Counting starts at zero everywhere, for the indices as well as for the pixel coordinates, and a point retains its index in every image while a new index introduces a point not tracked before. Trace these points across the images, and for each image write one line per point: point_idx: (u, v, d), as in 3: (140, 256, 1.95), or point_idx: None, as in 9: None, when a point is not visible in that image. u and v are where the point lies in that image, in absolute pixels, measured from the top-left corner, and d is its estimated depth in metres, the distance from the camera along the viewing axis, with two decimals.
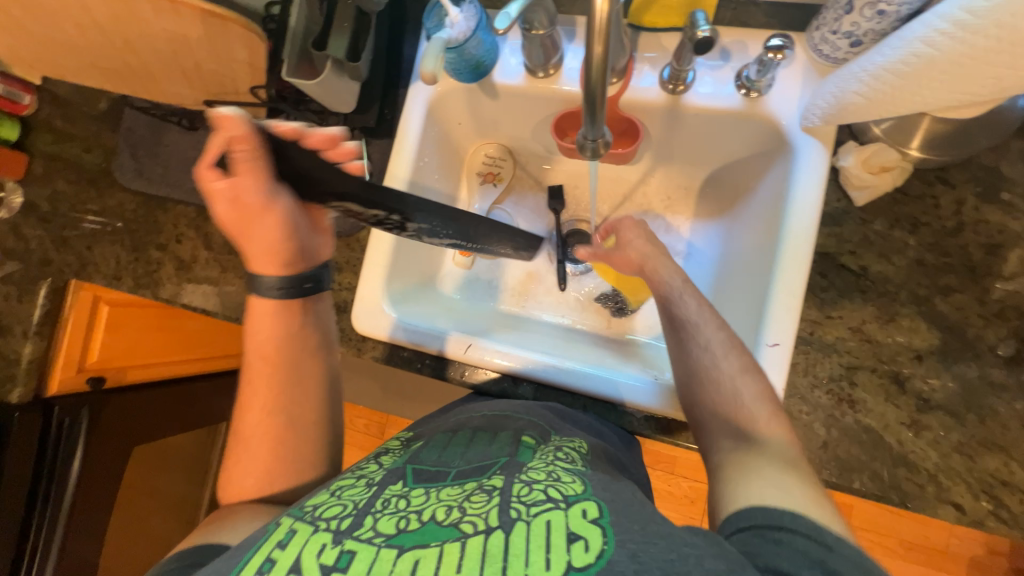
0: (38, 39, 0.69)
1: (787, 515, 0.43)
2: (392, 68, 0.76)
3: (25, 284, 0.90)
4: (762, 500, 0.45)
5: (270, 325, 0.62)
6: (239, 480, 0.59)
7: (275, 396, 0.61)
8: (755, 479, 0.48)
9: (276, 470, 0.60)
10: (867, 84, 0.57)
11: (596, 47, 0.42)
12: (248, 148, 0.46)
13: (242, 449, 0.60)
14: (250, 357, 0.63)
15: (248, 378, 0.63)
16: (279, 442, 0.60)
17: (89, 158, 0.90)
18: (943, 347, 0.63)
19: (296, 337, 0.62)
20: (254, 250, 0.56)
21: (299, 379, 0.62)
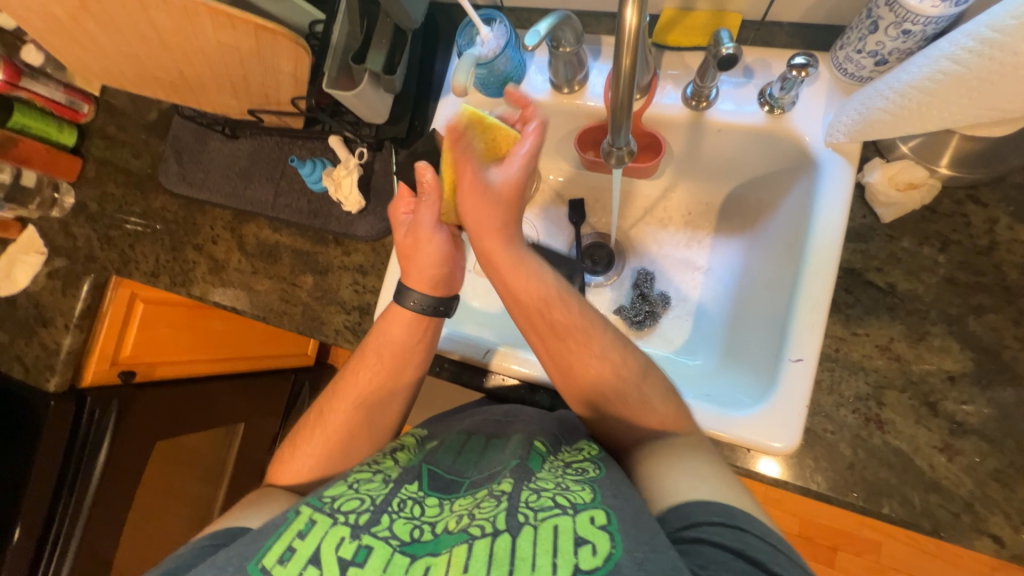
0: (104, 52, 0.75)
1: (699, 509, 0.45)
2: (424, 83, 0.80)
3: (71, 278, 0.95)
4: (675, 500, 0.47)
5: (400, 332, 0.67)
6: (303, 453, 0.66)
7: (372, 393, 0.67)
8: (665, 479, 0.50)
9: (333, 461, 0.65)
10: (893, 101, 0.57)
11: (624, 59, 0.44)
12: (432, 191, 0.67)
13: (321, 427, 0.66)
14: (368, 347, 0.68)
15: (359, 365, 0.68)
16: (349, 435, 0.66)
17: (137, 163, 0.96)
18: (977, 370, 0.61)
19: (410, 348, 0.68)
20: (415, 272, 0.68)
21: (398, 386, 0.68)
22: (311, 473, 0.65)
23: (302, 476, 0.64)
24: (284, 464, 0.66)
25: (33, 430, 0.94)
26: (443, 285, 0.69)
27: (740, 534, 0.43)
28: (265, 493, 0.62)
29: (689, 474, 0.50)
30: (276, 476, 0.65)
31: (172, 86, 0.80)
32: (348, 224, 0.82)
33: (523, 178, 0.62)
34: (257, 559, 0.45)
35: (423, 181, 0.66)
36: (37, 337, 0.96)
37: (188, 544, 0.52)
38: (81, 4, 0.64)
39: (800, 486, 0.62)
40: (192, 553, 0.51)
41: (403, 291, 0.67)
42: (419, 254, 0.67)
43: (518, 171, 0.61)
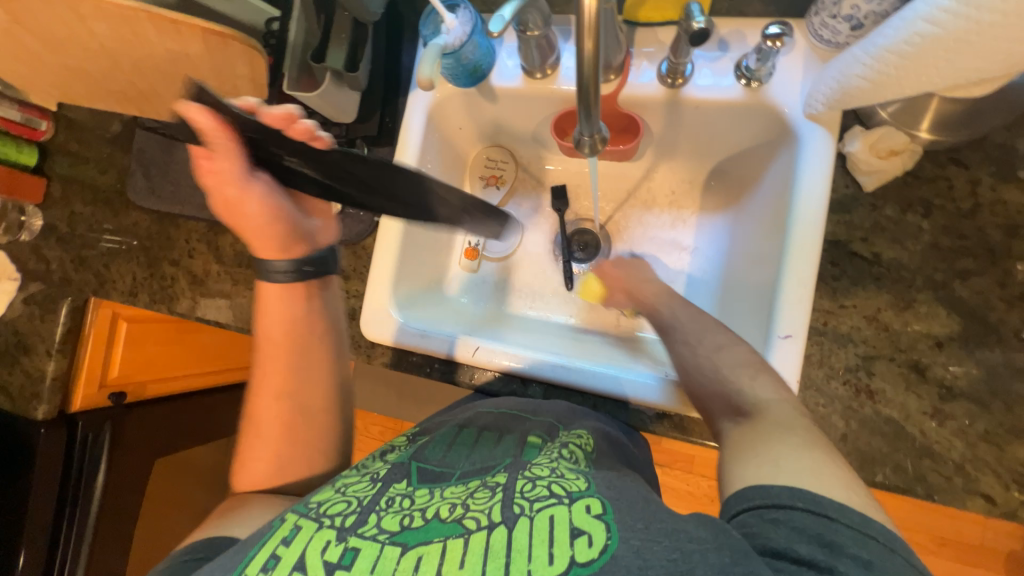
0: (50, 67, 0.72)
1: (787, 492, 0.42)
2: (391, 77, 0.77)
3: (47, 303, 0.93)
4: (761, 478, 0.44)
5: (285, 308, 0.64)
6: (253, 459, 0.63)
7: (287, 377, 0.64)
8: (753, 455, 0.47)
9: (287, 455, 0.62)
10: (870, 67, 0.56)
11: (585, 43, 0.42)
12: (222, 139, 0.51)
13: (255, 428, 0.63)
14: (262, 336, 0.66)
15: (262, 357, 0.65)
16: (288, 425, 0.63)
17: (104, 179, 0.93)
18: (964, 333, 0.61)
19: (303, 320, 0.65)
20: (254, 237, 0.62)
21: (308, 362, 0.66)
22: (270, 473, 0.62)
23: (262, 479, 0.61)
24: (237, 474, 0.62)
25: (24, 460, 0.93)
26: (292, 244, 0.63)
27: (829, 522, 0.40)
28: (235, 501, 0.59)
29: (785, 454, 0.46)
30: (236, 485, 0.62)
31: (128, 97, 0.77)
32: None
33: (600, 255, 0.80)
34: (240, 571, 0.44)
35: (202, 128, 0.49)
36: (19, 365, 0.93)
37: (167, 561, 0.51)
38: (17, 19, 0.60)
39: None
40: (175, 567, 0.50)
41: (264, 263, 0.65)
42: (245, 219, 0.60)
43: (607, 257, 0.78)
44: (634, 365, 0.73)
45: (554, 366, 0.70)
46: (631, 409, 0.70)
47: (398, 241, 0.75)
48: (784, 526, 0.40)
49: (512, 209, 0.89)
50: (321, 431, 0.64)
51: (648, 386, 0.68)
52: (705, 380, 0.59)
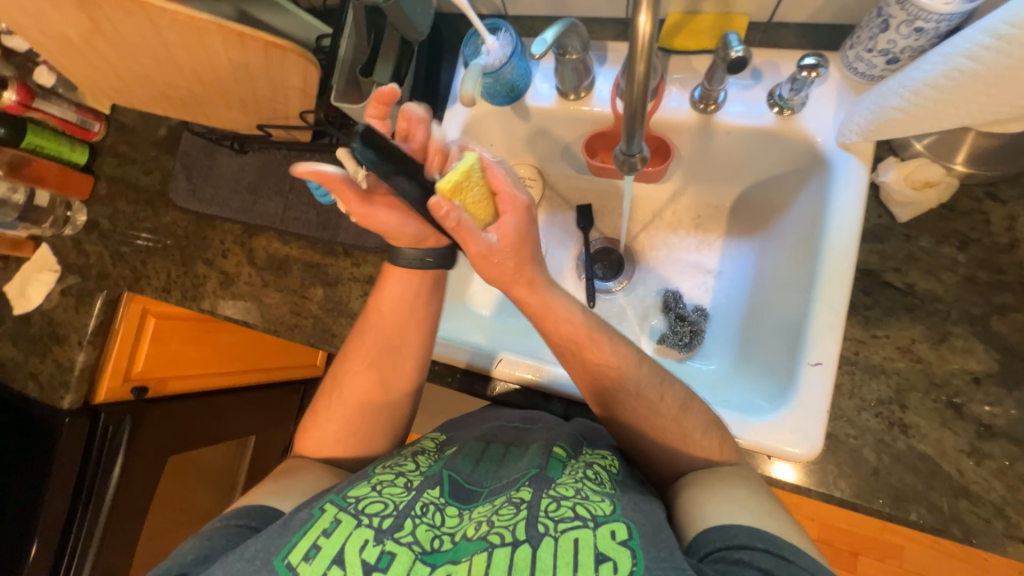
0: (115, 73, 0.76)
1: (745, 533, 0.46)
2: (430, 94, 0.80)
3: (83, 295, 0.96)
4: (721, 519, 0.48)
5: (398, 291, 0.66)
6: (325, 419, 0.68)
7: (379, 357, 0.68)
8: (711, 496, 0.51)
9: (352, 429, 0.67)
10: (906, 100, 0.56)
11: (638, 66, 0.43)
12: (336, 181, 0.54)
13: (338, 392, 0.68)
14: (369, 311, 0.68)
15: (365, 331, 0.68)
16: (365, 401, 0.68)
17: (148, 179, 0.97)
18: (1003, 370, 0.59)
19: (412, 316, 0.67)
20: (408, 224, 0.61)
21: (403, 346, 0.68)
22: (333, 439, 0.67)
23: (328, 443, 0.67)
24: (309, 430, 0.68)
25: (47, 448, 0.94)
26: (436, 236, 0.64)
27: (784, 565, 0.44)
28: (297, 463, 0.65)
29: (739, 497, 0.51)
30: (302, 443, 0.69)
31: (182, 104, 0.81)
32: (357, 236, 0.82)
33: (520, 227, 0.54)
34: (282, 557, 0.45)
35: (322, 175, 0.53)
36: (51, 354, 0.96)
37: (222, 521, 0.54)
38: (93, 27, 0.65)
39: (823, 493, 0.61)
40: (226, 534, 0.52)
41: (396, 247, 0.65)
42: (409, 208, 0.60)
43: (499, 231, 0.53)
44: None
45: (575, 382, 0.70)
46: None
47: None
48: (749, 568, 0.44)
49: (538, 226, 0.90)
50: (388, 407, 0.69)
51: None
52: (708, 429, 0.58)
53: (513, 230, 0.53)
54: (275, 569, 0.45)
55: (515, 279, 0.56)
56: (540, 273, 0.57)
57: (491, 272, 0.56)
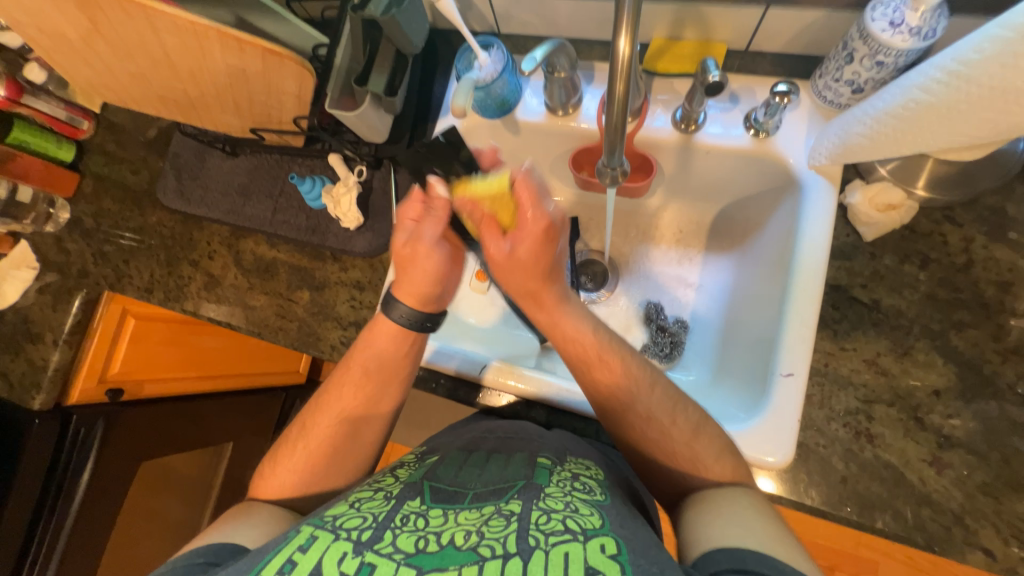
0: (110, 72, 0.77)
1: (753, 558, 0.46)
2: (423, 105, 0.83)
3: (62, 293, 0.94)
4: (729, 541, 0.48)
5: (387, 343, 0.66)
6: (286, 467, 0.65)
7: (355, 409, 0.66)
8: (720, 520, 0.51)
9: (316, 475, 0.65)
10: (870, 126, 0.60)
11: (618, 85, 0.46)
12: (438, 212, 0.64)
13: (304, 441, 0.65)
14: (349, 361, 0.67)
15: (343, 377, 0.67)
16: (335, 451, 0.65)
17: (135, 178, 0.97)
18: (961, 384, 0.63)
19: (396, 361, 0.67)
20: (409, 283, 0.64)
21: (381, 398, 0.67)
22: (294, 488, 0.64)
23: (289, 489, 0.64)
24: (267, 478, 0.65)
25: (13, 451, 0.91)
26: (432, 302, 0.66)
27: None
28: (248, 507, 0.62)
29: (755, 522, 0.50)
30: (257, 489, 0.65)
31: (175, 105, 0.82)
32: (346, 240, 0.83)
33: (541, 229, 0.56)
34: (256, 573, 0.44)
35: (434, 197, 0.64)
36: (23, 353, 0.93)
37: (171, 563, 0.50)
38: (92, 26, 0.66)
39: (795, 501, 0.63)
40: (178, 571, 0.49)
41: (390, 301, 0.66)
42: (415, 272, 0.63)
43: (519, 248, 0.57)
44: None
45: (560, 390, 0.71)
46: None
47: None
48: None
49: None
50: (356, 459, 0.67)
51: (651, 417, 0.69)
52: (681, 434, 0.60)
53: (523, 248, 0.57)
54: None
55: (528, 291, 0.60)
56: (559, 284, 0.60)
57: (515, 285, 0.60)
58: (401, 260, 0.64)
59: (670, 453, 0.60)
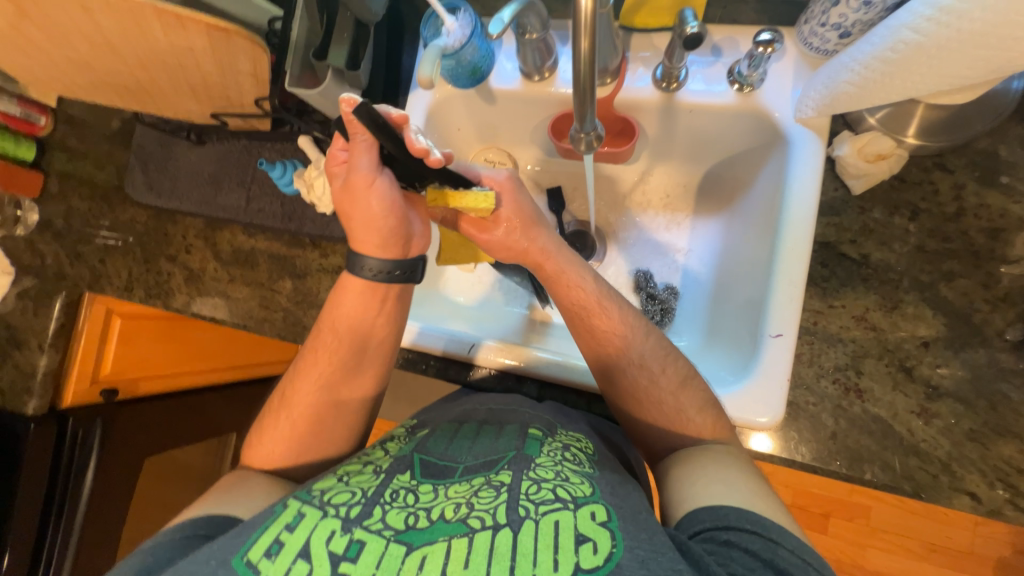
0: (55, 61, 0.72)
1: (734, 515, 0.47)
2: (391, 76, 0.78)
3: (41, 298, 0.91)
4: (710, 501, 0.49)
5: (354, 305, 0.65)
6: (271, 439, 0.65)
7: (333, 378, 0.66)
8: (699, 481, 0.52)
9: (304, 445, 0.65)
10: (857, 73, 0.57)
11: (582, 43, 0.43)
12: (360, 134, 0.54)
13: (286, 412, 0.65)
14: (323, 328, 0.67)
15: (319, 344, 0.67)
16: (317, 418, 0.65)
17: (102, 174, 0.92)
18: (950, 334, 0.62)
19: (367, 323, 0.66)
20: (358, 232, 0.62)
21: (362, 361, 0.67)
22: (281, 459, 0.64)
23: (276, 460, 0.64)
24: (254, 451, 0.65)
25: (12, 456, 0.91)
26: (394, 244, 0.63)
27: (772, 547, 0.44)
28: (242, 476, 0.61)
29: (737, 481, 0.51)
30: (250, 461, 0.65)
31: (130, 92, 0.78)
32: (323, 225, 0.80)
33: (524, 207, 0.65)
34: (242, 554, 0.44)
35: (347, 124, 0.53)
36: (10, 360, 0.91)
37: (167, 535, 0.51)
38: (22, 11, 0.61)
39: (785, 458, 0.63)
40: (168, 549, 0.49)
41: (356, 258, 0.64)
42: (357, 210, 0.59)
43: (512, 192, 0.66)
44: None
45: (549, 363, 0.71)
46: None
47: None
48: (734, 546, 0.45)
49: None
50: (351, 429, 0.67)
51: None
52: (668, 407, 0.61)
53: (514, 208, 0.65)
54: (235, 566, 0.43)
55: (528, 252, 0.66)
56: (544, 234, 0.66)
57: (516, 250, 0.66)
58: (353, 216, 0.60)
59: (660, 415, 0.61)
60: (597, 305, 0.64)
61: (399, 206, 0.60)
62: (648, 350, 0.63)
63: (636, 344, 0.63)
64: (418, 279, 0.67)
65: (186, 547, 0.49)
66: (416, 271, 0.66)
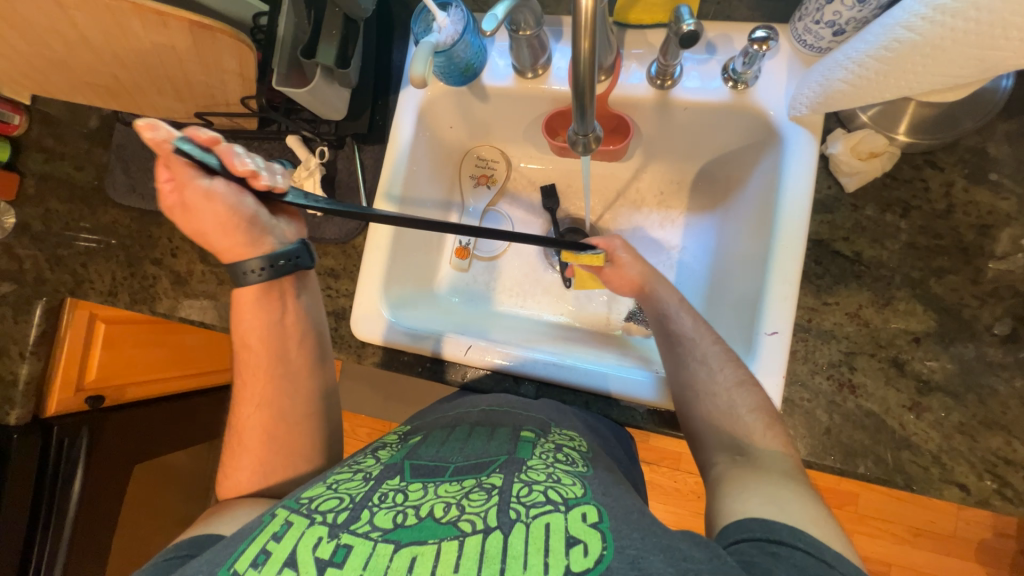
0: (29, 58, 0.69)
1: (787, 531, 0.44)
2: (382, 74, 0.77)
3: (20, 304, 0.87)
4: (762, 513, 0.47)
5: (257, 310, 0.63)
6: (236, 472, 0.61)
7: (267, 394, 0.63)
8: (751, 493, 0.50)
9: (272, 467, 0.61)
10: (851, 71, 0.58)
11: (583, 42, 0.42)
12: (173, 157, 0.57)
13: (240, 441, 0.62)
14: (239, 349, 0.65)
15: (242, 367, 0.65)
16: (273, 437, 0.62)
17: (80, 175, 0.89)
18: (940, 329, 0.63)
19: (281, 322, 0.64)
20: (218, 243, 0.62)
21: (286, 360, 0.64)
22: (251, 488, 0.60)
23: (248, 490, 0.60)
24: (222, 490, 0.61)
25: None
26: (255, 238, 0.62)
27: (823, 568, 0.42)
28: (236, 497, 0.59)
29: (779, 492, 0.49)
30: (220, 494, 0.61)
31: (109, 90, 0.75)
32: (314, 227, 0.78)
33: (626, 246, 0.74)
34: (228, 565, 0.43)
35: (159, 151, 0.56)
36: None
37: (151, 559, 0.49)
38: None
39: None
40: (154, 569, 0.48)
41: (236, 269, 0.62)
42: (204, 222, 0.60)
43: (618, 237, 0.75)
44: (627, 364, 0.74)
45: (546, 363, 0.71)
46: (619, 406, 0.71)
47: (389, 236, 0.75)
48: (783, 561, 0.42)
49: (503, 209, 0.89)
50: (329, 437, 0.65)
51: (640, 383, 0.69)
52: None
53: (624, 251, 0.74)
54: None
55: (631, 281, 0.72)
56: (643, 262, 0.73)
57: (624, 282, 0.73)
58: (208, 234, 0.62)
59: (681, 413, 0.62)
60: (676, 309, 0.68)
61: (246, 207, 0.61)
62: (701, 353, 0.63)
63: (700, 345, 0.64)
64: (307, 261, 0.65)
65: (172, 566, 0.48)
66: (303, 255, 0.64)
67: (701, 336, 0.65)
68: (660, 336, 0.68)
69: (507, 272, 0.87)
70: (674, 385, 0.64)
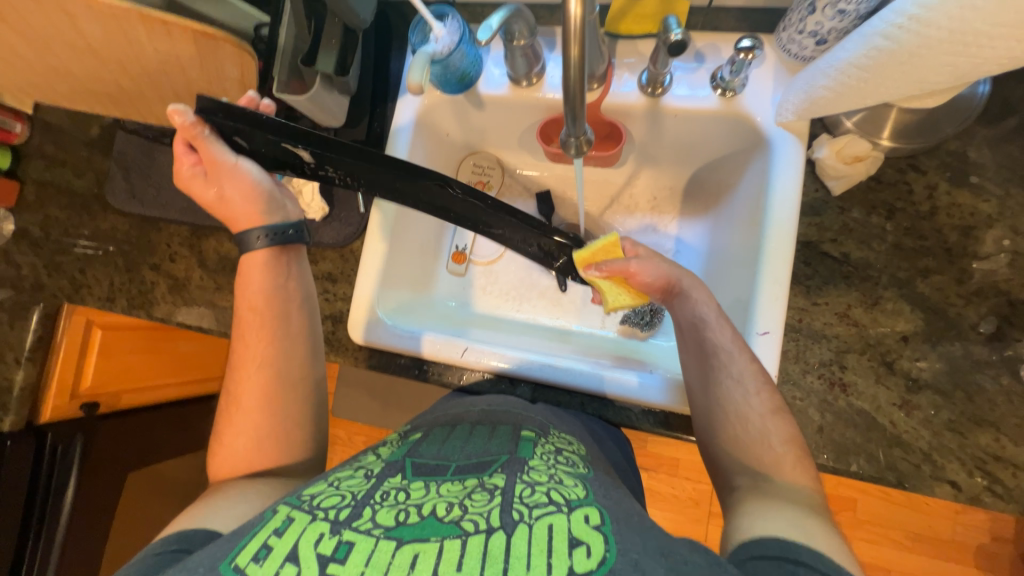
0: (33, 66, 0.71)
1: (807, 553, 0.43)
2: (380, 82, 0.79)
3: (17, 310, 0.87)
4: (778, 531, 0.46)
5: (258, 275, 0.64)
6: (235, 444, 0.61)
7: (266, 360, 0.63)
8: (771, 513, 0.48)
9: (270, 439, 0.61)
10: (834, 79, 0.60)
11: (572, 49, 0.44)
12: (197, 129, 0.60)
13: (239, 411, 0.62)
14: (236, 315, 0.65)
15: (239, 333, 0.64)
16: (272, 403, 0.62)
17: (80, 182, 0.89)
18: (927, 329, 0.65)
19: (282, 288, 0.65)
20: (236, 212, 0.64)
21: (289, 333, 0.65)
22: (252, 457, 0.60)
23: (246, 465, 0.60)
24: (221, 462, 0.61)
25: None
26: (274, 206, 0.65)
27: None
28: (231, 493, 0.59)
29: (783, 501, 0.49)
30: (218, 476, 0.60)
31: (111, 98, 0.76)
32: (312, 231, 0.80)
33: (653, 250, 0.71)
34: (229, 560, 0.43)
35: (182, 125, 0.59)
36: None
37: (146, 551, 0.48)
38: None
39: None
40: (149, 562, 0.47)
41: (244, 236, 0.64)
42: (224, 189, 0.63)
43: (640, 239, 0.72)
44: (623, 366, 0.74)
45: (542, 365, 0.71)
46: (615, 407, 0.72)
47: (387, 240, 0.76)
48: None
49: None
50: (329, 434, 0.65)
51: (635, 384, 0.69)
52: None
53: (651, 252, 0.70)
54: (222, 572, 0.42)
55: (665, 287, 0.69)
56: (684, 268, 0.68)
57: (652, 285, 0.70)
58: (217, 204, 0.64)
59: (706, 424, 0.60)
60: (716, 320, 0.63)
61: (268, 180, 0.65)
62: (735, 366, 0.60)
63: (738, 362, 0.60)
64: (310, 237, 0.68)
65: (164, 562, 0.47)
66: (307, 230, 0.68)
67: (738, 351, 0.61)
68: (693, 346, 0.64)
69: (503, 277, 0.88)
70: (700, 401, 0.61)
